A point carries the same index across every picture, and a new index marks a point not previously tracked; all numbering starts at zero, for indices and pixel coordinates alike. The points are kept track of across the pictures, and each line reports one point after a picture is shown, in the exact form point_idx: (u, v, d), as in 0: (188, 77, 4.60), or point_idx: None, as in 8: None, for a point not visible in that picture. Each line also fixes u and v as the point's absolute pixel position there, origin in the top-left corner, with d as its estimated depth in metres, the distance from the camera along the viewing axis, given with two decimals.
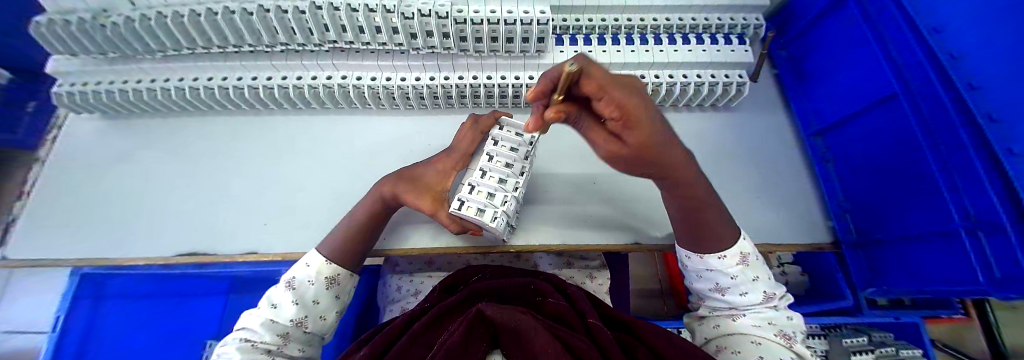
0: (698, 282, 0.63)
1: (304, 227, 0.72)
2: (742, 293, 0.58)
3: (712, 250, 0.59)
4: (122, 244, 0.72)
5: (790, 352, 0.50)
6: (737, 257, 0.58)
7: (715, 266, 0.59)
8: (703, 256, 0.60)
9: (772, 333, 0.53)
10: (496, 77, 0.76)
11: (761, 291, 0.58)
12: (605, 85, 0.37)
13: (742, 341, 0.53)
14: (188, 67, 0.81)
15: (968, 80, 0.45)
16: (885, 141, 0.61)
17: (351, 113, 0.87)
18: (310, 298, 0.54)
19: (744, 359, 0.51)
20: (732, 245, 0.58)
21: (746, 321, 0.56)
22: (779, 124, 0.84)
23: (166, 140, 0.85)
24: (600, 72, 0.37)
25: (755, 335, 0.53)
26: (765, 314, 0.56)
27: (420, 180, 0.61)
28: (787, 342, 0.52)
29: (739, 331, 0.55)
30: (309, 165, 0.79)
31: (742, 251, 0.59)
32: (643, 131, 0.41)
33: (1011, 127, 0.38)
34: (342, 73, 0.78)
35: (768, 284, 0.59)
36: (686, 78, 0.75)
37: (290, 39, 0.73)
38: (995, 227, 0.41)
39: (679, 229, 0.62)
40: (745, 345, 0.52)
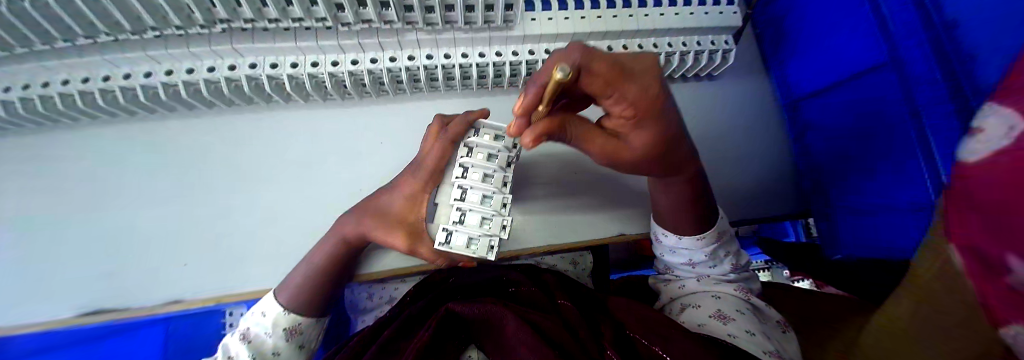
0: (668, 256, 0.60)
1: (243, 257, 0.61)
2: (712, 264, 0.57)
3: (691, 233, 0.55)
4: (7, 308, 0.58)
5: (746, 304, 0.51)
6: (716, 233, 0.56)
7: (691, 246, 0.56)
8: (682, 235, 0.56)
9: (732, 288, 0.54)
10: (456, 56, 0.61)
11: (726, 262, 0.57)
12: (612, 77, 0.32)
13: (703, 297, 0.53)
14: (29, 68, 0.59)
15: (966, 53, 0.44)
16: (866, 106, 0.61)
17: (273, 110, 0.69)
18: (268, 350, 0.48)
19: (705, 311, 0.50)
20: (709, 228, 0.56)
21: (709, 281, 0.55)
22: (757, 91, 0.81)
23: (25, 167, 0.64)
24: (606, 65, 0.31)
25: (716, 291, 0.53)
26: (727, 277, 0.56)
27: (389, 209, 0.51)
28: (744, 294, 0.52)
29: (702, 288, 0.55)
30: (235, 183, 0.65)
31: (718, 228, 0.57)
32: (650, 125, 0.36)
33: None
34: (250, 60, 0.60)
35: (731, 253, 0.58)
36: (670, 46, 0.68)
37: (160, 20, 0.53)
38: None
39: (660, 215, 0.57)
40: (707, 299, 0.52)
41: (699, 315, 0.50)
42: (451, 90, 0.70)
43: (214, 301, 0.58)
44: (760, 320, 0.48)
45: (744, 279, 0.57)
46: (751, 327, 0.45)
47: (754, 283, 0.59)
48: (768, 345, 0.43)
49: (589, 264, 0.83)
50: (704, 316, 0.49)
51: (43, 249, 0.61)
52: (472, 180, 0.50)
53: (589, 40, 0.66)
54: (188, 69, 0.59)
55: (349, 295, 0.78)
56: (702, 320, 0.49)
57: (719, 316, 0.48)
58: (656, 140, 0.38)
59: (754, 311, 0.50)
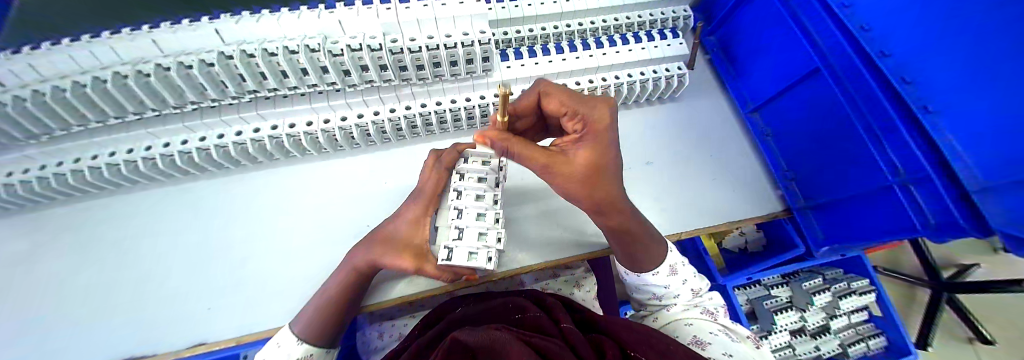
0: (636, 291, 0.60)
1: (259, 299, 0.65)
2: (677, 294, 0.55)
3: (646, 268, 0.54)
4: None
5: (716, 324, 0.49)
6: (667, 268, 0.55)
7: (648, 281, 0.55)
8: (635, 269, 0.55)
9: (698, 312, 0.52)
10: (446, 102, 0.72)
11: (689, 288, 0.56)
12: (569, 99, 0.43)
13: (675, 328, 0.51)
14: (85, 146, 0.69)
15: (881, 50, 0.55)
16: (813, 107, 0.69)
17: (291, 162, 0.79)
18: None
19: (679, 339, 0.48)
20: (660, 262, 0.55)
21: (677, 309, 0.54)
22: (719, 107, 0.89)
23: (70, 232, 0.72)
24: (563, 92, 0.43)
25: (686, 317, 0.51)
26: (695, 302, 0.55)
27: (394, 235, 0.58)
28: (711, 316, 0.51)
29: (673, 319, 0.53)
30: (256, 231, 0.72)
31: (668, 263, 0.55)
32: (597, 147, 0.41)
33: (927, 91, 0.49)
34: (271, 123, 0.70)
35: (692, 280, 0.56)
36: (630, 77, 0.77)
37: (201, 96, 0.64)
38: (925, 179, 0.51)
39: (617, 255, 0.57)
40: (680, 328, 0.49)
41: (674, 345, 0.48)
42: (445, 131, 0.81)
43: (232, 342, 0.61)
44: (735, 338, 0.46)
45: (710, 301, 0.55)
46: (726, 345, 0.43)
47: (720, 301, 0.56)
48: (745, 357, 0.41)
49: (592, 286, 0.85)
50: (682, 341, 0.48)
51: (79, 308, 0.65)
52: (466, 201, 0.56)
53: (559, 79, 0.76)
54: (218, 134, 0.69)
55: (363, 339, 0.80)
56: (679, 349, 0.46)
57: (696, 342, 0.46)
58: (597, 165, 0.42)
59: (725, 330, 0.47)
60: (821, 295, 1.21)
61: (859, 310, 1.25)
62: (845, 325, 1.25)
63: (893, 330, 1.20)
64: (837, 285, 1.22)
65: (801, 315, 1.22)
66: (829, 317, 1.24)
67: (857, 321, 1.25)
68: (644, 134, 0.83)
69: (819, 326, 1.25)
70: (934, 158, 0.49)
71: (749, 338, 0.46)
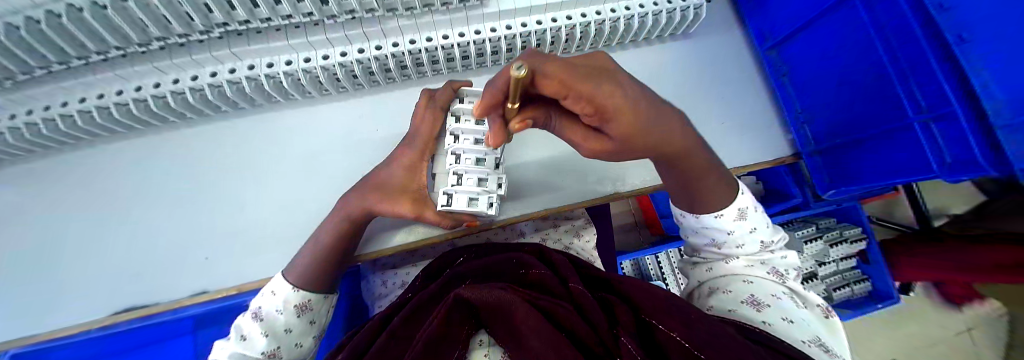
0: (693, 236, 0.54)
1: (261, 248, 0.66)
2: (741, 244, 0.49)
3: (707, 211, 0.49)
4: (52, 316, 0.63)
5: (781, 288, 0.44)
6: (734, 213, 0.48)
7: (708, 223, 0.50)
8: (696, 214, 0.50)
9: (765, 271, 0.47)
10: (437, 37, 0.65)
11: (757, 240, 0.49)
12: (567, 78, 0.29)
13: (732, 281, 0.47)
14: (48, 92, 0.63)
15: None
16: (838, 43, 0.64)
17: (276, 109, 0.74)
18: (280, 328, 0.50)
19: (734, 297, 0.44)
20: (726, 204, 0.48)
21: (739, 262, 0.48)
22: (733, 44, 0.82)
23: (53, 186, 0.69)
24: (556, 71, 0.29)
25: (747, 275, 0.47)
26: (761, 257, 0.49)
27: (390, 181, 0.55)
28: (779, 278, 0.46)
29: (730, 272, 0.48)
30: (247, 181, 0.70)
31: (737, 206, 0.49)
32: (625, 121, 0.33)
33: (965, 17, 0.44)
34: (247, 63, 0.64)
35: (761, 230, 0.49)
36: (642, 8, 0.69)
37: (166, 31, 0.57)
38: (948, 114, 0.48)
39: (677, 198, 0.53)
40: (737, 284, 0.46)
41: (726, 301, 0.44)
42: (436, 73, 0.75)
43: (238, 289, 0.63)
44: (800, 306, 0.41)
45: (782, 259, 0.50)
46: (791, 313, 0.39)
47: (793, 261, 0.51)
48: (812, 329, 0.37)
49: (591, 235, 0.86)
50: (736, 302, 0.43)
51: (84, 260, 0.65)
52: (464, 144, 0.53)
53: (561, 10, 0.68)
54: (192, 76, 0.64)
55: (367, 286, 0.83)
56: (732, 306, 0.43)
57: (752, 302, 0.42)
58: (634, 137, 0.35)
59: (791, 296, 0.43)
60: (810, 244, 1.23)
61: (848, 258, 1.28)
62: (832, 272, 1.28)
63: (879, 274, 1.24)
64: (828, 233, 1.24)
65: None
66: (818, 264, 1.27)
67: (845, 267, 1.29)
68: (653, 75, 0.77)
69: (807, 273, 1.28)
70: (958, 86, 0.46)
71: (817, 306, 0.42)
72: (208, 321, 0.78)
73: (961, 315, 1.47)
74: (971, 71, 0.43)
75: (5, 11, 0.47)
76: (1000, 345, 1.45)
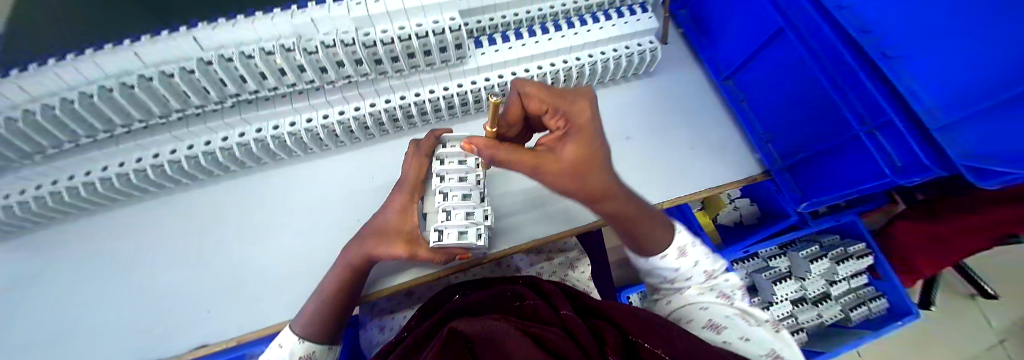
0: (648, 275, 0.57)
1: (259, 298, 0.68)
2: (689, 277, 0.52)
3: (655, 251, 0.51)
4: None
5: (733, 308, 0.48)
6: (676, 252, 0.51)
7: (658, 265, 0.52)
8: (647, 256, 0.52)
9: (714, 296, 0.50)
10: (424, 93, 0.73)
11: (702, 270, 0.52)
12: (547, 95, 0.41)
13: (690, 310, 0.49)
14: (72, 163, 0.69)
15: (838, 2, 0.54)
16: (781, 71, 0.71)
17: (278, 165, 0.80)
18: None
19: (695, 324, 0.47)
20: (668, 245, 0.51)
21: (691, 292, 0.51)
22: (695, 78, 0.90)
23: (68, 250, 0.73)
24: (538, 90, 0.41)
25: (701, 301, 0.49)
26: (709, 284, 0.52)
27: (385, 225, 0.59)
28: (728, 300, 0.49)
29: (686, 302, 0.50)
30: (250, 233, 0.74)
31: (678, 245, 0.52)
32: (582, 140, 0.39)
33: (888, 34, 0.48)
34: (256, 126, 0.71)
35: (705, 262, 0.52)
36: (605, 55, 0.78)
37: (185, 103, 0.65)
38: (889, 123, 0.53)
39: (625, 240, 0.53)
40: (695, 313, 0.48)
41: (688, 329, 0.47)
42: (425, 123, 0.83)
43: (235, 341, 0.64)
44: (752, 322, 0.45)
45: (728, 281, 0.53)
46: (744, 330, 0.43)
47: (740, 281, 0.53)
48: (763, 342, 0.41)
49: (585, 267, 0.86)
50: (698, 328, 0.46)
51: (88, 321, 0.67)
52: (450, 183, 0.58)
53: (533, 62, 0.76)
54: (205, 141, 0.70)
55: (364, 334, 0.82)
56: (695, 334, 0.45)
57: (711, 325, 0.45)
58: (583, 158, 0.38)
59: (743, 313, 0.47)
60: (816, 263, 1.20)
61: (858, 275, 1.25)
62: (846, 290, 1.25)
63: (892, 291, 1.20)
64: (833, 251, 1.21)
65: (801, 284, 1.25)
66: (829, 284, 1.25)
67: (857, 286, 1.26)
68: (624, 110, 0.84)
69: (820, 294, 1.27)
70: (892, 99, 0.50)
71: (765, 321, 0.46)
72: None
73: (991, 328, 1.39)
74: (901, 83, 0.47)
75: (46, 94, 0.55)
76: None
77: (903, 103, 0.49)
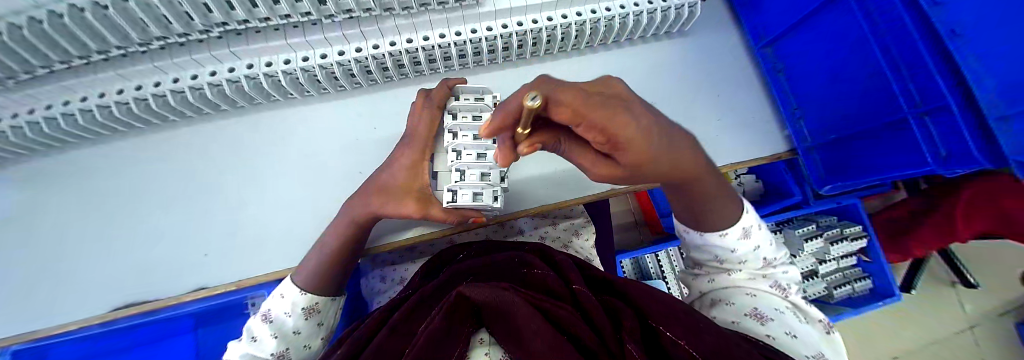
0: (695, 251, 0.54)
1: (258, 246, 0.67)
2: (745, 261, 0.49)
3: (715, 228, 0.48)
4: (56, 312, 0.63)
5: (784, 303, 0.45)
6: (739, 232, 0.48)
7: (714, 242, 0.49)
8: (701, 232, 0.50)
9: (766, 285, 0.47)
10: (434, 37, 0.66)
11: (761, 257, 0.50)
12: (578, 107, 0.25)
13: (736, 293, 0.46)
14: (48, 91, 0.63)
15: None
16: (834, 43, 0.65)
17: (274, 108, 0.75)
18: (290, 330, 0.51)
19: (736, 308, 0.44)
20: (731, 223, 0.48)
21: (741, 275, 0.49)
22: (729, 42, 0.83)
23: (56, 184, 0.70)
24: (571, 97, 0.25)
25: (751, 287, 0.47)
26: (764, 271, 0.49)
27: (391, 183, 0.55)
28: (781, 292, 0.46)
29: (734, 283, 0.48)
30: (247, 180, 0.70)
31: (741, 225, 0.49)
32: (641, 151, 0.30)
33: (953, 16, 0.46)
34: (246, 62, 0.65)
35: (767, 248, 0.50)
36: (637, 6, 0.70)
37: (166, 30, 0.58)
38: (942, 107, 0.50)
39: (679, 212, 0.51)
40: (740, 297, 0.46)
41: (727, 312, 0.45)
42: (433, 72, 0.76)
43: (237, 285, 0.64)
44: (803, 321, 0.41)
45: (783, 273, 0.50)
46: (795, 329, 0.39)
47: (794, 275, 0.51)
48: (813, 346, 0.37)
49: (590, 234, 0.86)
50: (739, 313, 0.43)
51: (88, 257, 0.66)
52: (464, 141, 0.53)
53: (557, 9, 0.68)
54: (192, 75, 0.64)
55: (366, 283, 0.83)
56: (734, 319, 0.43)
57: (755, 314, 0.42)
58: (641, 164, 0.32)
59: (794, 311, 0.44)
60: (811, 243, 1.21)
61: (848, 256, 1.27)
62: (833, 269, 1.28)
63: (879, 272, 1.23)
64: (828, 231, 1.22)
65: (791, 261, 1.26)
66: (818, 262, 1.27)
67: (845, 266, 1.28)
68: (648, 73, 0.78)
69: (807, 271, 1.29)
70: (954, 85, 0.47)
71: (820, 322, 0.43)
72: (208, 320, 0.80)
73: (963, 314, 1.46)
74: (965, 67, 0.44)
75: (8, 11, 0.48)
76: (1001, 343, 1.45)
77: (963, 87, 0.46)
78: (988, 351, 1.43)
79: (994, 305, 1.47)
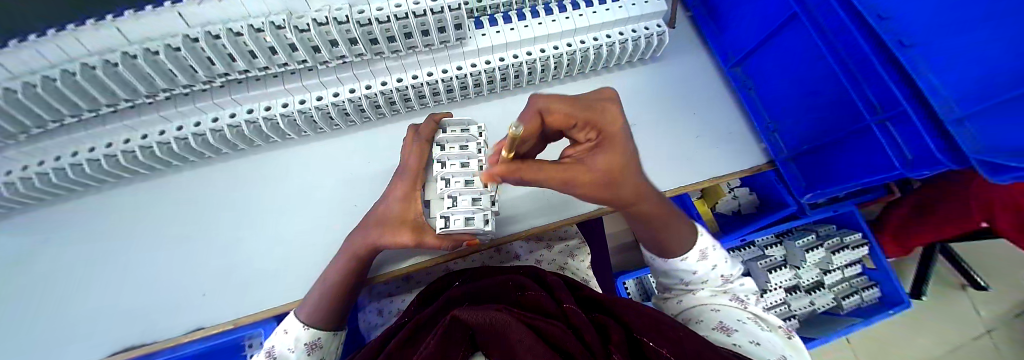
0: (662, 277, 0.58)
1: (254, 283, 0.67)
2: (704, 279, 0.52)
3: (681, 251, 0.51)
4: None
5: (746, 313, 0.47)
6: (697, 254, 0.52)
7: (678, 268, 0.52)
8: (668, 258, 0.52)
9: (727, 299, 0.50)
10: (422, 75, 0.70)
11: (719, 274, 0.53)
12: (572, 110, 0.36)
13: (701, 311, 0.49)
14: (53, 145, 0.67)
15: None
16: (796, 59, 0.69)
17: (272, 148, 0.78)
18: None
19: (705, 324, 0.46)
20: (690, 247, 0.52)
21: (704, 293, 0.51)
22: (701, 64, 0.88)
23: (59, 232, 0.72)
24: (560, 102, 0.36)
25: (713, 303, 0.49)
26: (723, 287, 0.52)
27: (387, 214, 0.58)
28: (742, 304, 0.48)
29: (698, 302, 0.50)
30: (244, 219, 0.72)
31: (698, 248, 0.52)
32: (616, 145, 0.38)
33: (905, 26, 0.48)
34: (247, 107, 0.69)
35: (723, 266, 0.53)
36: (609, 38, 0.75)
37: (172, 82, 0.62)
38: (901, 116, 0.52)
39: (645, 242, 0.54)
40: (705, 313, 0.48)
41: (698, 329, 0.47)
42: (423, 107, 0.80)
43: (232, 324, 0.64)
44: (765, 328, 0.43)
45: (741, 286, 0.53)
46: (755, 334, 0.41)
47: (752, 287, 0.53)
48: (775, 348, 0.39)
49: (585, 255, 0.86)
50: (707, 329, 0.45)
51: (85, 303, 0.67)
52: (452, 169, 0.56)
53: (536, 44, 0.73)
54: (195, 122, 0.68)
55: (364, 317, 0.81)
56: (704, 333, 0.45)
57: (721, 327, 0.44)
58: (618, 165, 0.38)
59: (756, 319, 0.45)
60: (811, 253, 1.20)
61: (853, 264, 1.26)
62: (839, 279, 1.26)
63: (885, 280, 1.21)
64: (829, 240, 1.21)
65: (795, 273, 1.26)
66: (823, 273, 1.26)
67: (851, 275, 1.27)
68: (628, 97, 0.82)
69: (814, 283, 1.28)
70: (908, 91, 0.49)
71: (781, 328, 0.44)
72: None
73: (980, 318, 1.42)
74: (920, 76, 0.46)
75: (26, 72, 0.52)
76: None
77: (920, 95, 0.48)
78: (1012, 357, 1.37)
79: (1012, 306, 1.43)
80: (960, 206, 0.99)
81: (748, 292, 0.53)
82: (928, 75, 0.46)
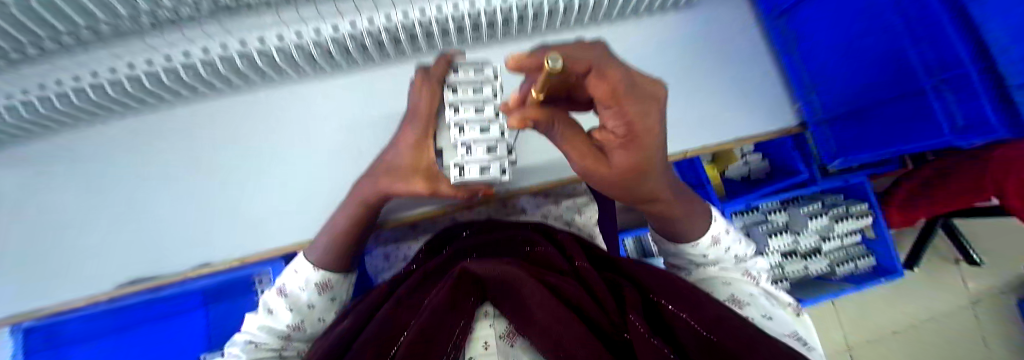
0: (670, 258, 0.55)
1: (265, 226, 0.69)
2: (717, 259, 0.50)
3: (690, 238, 0.48)
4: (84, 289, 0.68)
5: (757, 288, 0.47)
6: (711, 240, 0.49)
7: (690, 250, 0.49)
8: (679, 242, 0.49)
9: (739, 274, 0.49)
10: (431, 10, 0.61)
11: (733, 254, 0.51)
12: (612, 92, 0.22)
13: (713, 284, 0.48)
14: None
15: None
16: (850, 9, 0.62)
17: (269, 87, 0.73)
18: (303, 304, 0.52)
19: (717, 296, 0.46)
20: (703, 234, 0.48)
21: (716, 268, 0.50)
22: (737, 12, 0.79)
23: (60, 167, 0.71)
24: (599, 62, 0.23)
25: (726, 276, 0.48)
26: (736, 265, 0.51)
27: (398, 162, 0.55)
28: (754, 279, 0.48)
29: (709, 276, 0.50)
30: (248, 162, 0.70)
31: (713, 233, 0.49)
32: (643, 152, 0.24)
33: None
34: (238, 39, 0.63)
35: (737, 247, 0.51)
36: None
37: (152, 6, 0.55)
38: (961, 77, 0.48)
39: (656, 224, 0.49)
40: (717, 286, 0.47)
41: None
42: (431, 48, 0.74)
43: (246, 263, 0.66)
44: (774, 305, 0.44)
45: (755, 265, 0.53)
46: (768, 310, 0.41)
47: (759, 266, 0.53)
48: (789, 324, 0.40)
49: (594, 212, 0.84)
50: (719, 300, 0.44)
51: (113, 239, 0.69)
52: (466, 115, 0.51)
53: None
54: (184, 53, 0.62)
55: (370, 262, 0.83)
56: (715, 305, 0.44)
57: (734, 300, 0.44)
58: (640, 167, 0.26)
59: (766, 295, 0.46)
60: (816, 220, 1.20)
61: (854, 233, 1.26)
62: (837, 247, 1.27)
63: (884, 250, 1.23)
64: (833, 210, 1.21)
65: (796, 238, 1.24)
66: (822, 240, 1.26)
67: (850, 243, 1.28)
68: (653, 46, 0.76)
69: (811, 249, 1.28)
70: (974, 50, 0.45)
71: (791, 307, 0.45)
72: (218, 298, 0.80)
73: (966, 291, 1.46)
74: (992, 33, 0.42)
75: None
76: (1002, 318, 1.46)
77: (988, 55, 0.44)
78: (988, 325, 1.44)
79: (1000, 281, 1.46)
80: (970, 177, 0.95)
81: (757, 267, 0.53)
82: (999, 33, 0.42)
